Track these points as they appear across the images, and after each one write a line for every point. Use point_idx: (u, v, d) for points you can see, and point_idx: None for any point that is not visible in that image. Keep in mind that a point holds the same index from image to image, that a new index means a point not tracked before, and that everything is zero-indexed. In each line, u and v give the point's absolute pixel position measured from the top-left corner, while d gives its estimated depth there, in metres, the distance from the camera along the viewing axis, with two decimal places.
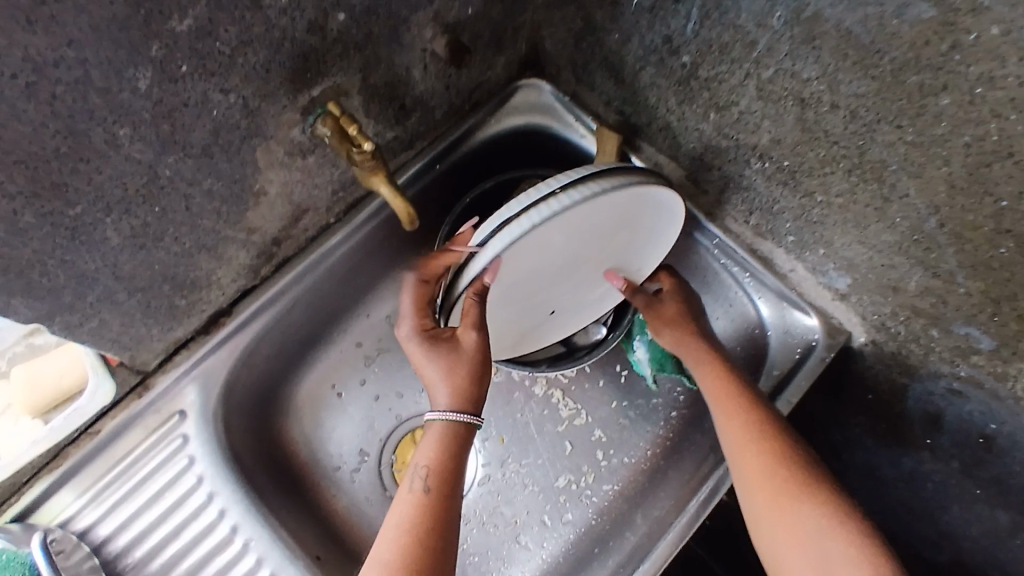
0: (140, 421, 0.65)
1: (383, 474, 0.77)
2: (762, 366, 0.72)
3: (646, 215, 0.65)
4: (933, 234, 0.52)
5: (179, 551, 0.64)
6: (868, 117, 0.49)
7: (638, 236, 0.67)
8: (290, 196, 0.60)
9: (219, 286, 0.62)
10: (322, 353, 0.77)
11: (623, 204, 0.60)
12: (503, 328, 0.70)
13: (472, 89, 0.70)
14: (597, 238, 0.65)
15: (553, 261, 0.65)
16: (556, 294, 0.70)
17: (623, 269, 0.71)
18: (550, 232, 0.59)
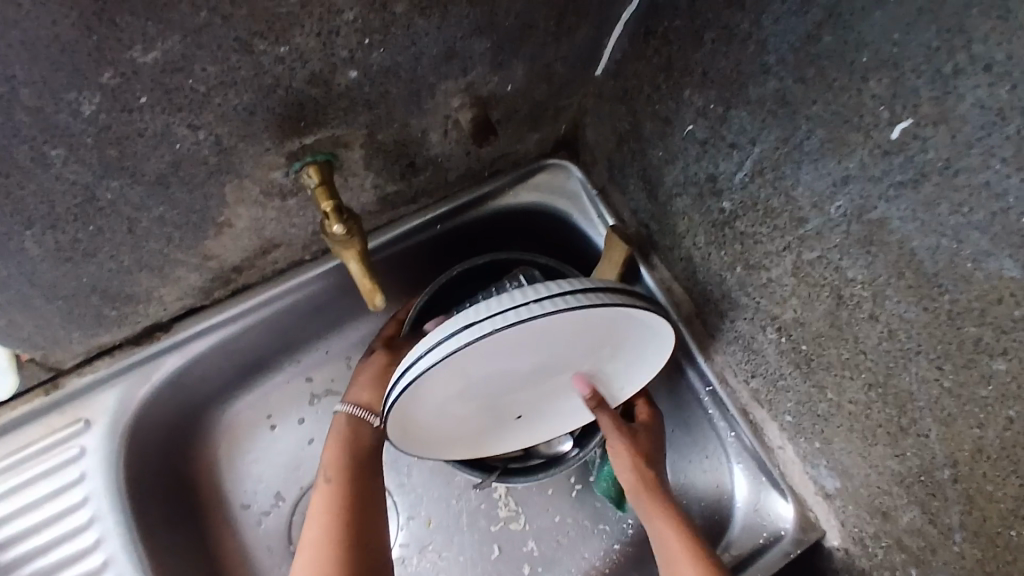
0: (43, 417, 0.60)
1: (293, 526, 0.69)
2: (721, 537, 0.66)
3: (633, 338, 0.57)
4: (944, 484, 0.45)
5: (43, 569, 0.57)
6: (907, 343, 0.42)
7: (622, 359, 0.60)
8: (261, 231, 0.54)
9: (160, 302, 0.56)
10: (263, 381, 0.71)
11: (602, 323, 0.53)
12: (453, 430, 0.61)
13: (497, 157, 0.64)
14: (572, 355, 0.57)
15: (518, 370, 0.56)
16: (520, 403, 0.62)
17: (602, 390, 0.63)
18: (515, 338, 0.51)
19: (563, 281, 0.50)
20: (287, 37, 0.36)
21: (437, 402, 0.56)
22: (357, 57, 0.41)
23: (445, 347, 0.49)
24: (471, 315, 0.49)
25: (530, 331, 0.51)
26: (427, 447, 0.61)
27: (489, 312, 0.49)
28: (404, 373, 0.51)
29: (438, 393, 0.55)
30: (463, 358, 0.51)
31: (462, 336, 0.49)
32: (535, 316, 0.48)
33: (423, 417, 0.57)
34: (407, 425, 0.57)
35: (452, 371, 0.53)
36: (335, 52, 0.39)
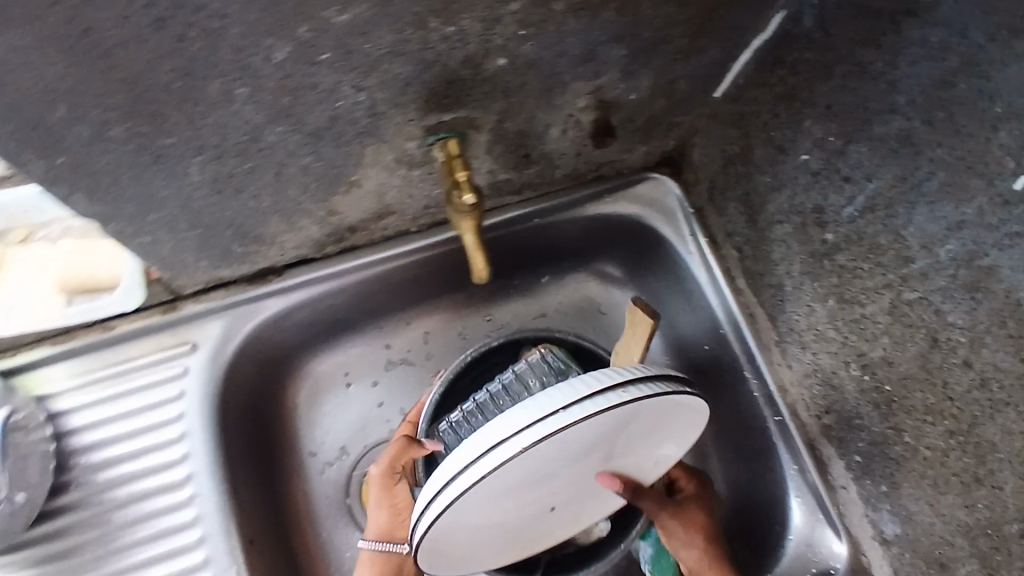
0: (155, 334, 0.65)
1: (353, 480, 0.73)
2: (769, 567, 0.66)
3: (673, 425, 0.55)
4: (1011, 540, 0.45)
5: (134, 472, 0.63)
6: (999, 394, 0.44)
7: (660, 449, 0.58)
8: (382, 195, 0.58)
9: (280, 246, 0.61)
10: (346, 341, 0.75)
11: (637, 419, 0.51)
12: (492, 550, 0.58)
13: (603, 163, 0.67)
14: (608, 454, 0.55)
15: (555, 478, 0.54)
16: (561, 511, 0.59)
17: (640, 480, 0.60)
18: (547, 448, 0.49)
19: (595, 376, 0.48)
20: (456, 19, 0.40)
21: (470, 527, 0.53)
22: (509, 47, 0.44)
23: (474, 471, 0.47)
24: (501, 431, 0.47)
25: (562, 436, 0.48)
26: (461, 573, 0.58)
27: (527, 421, 0.47)
28: (431, 504, 0.49)
29: (470, 517, 0.52)
30: (500, 476, 0.49)
31: (501, 448, 0.47)
32: (567, 421, 0.46)
33: (456, 543, 0.54)
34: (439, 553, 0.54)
35: (485, 492, 0.50)
36: (492, 38, 0.42)
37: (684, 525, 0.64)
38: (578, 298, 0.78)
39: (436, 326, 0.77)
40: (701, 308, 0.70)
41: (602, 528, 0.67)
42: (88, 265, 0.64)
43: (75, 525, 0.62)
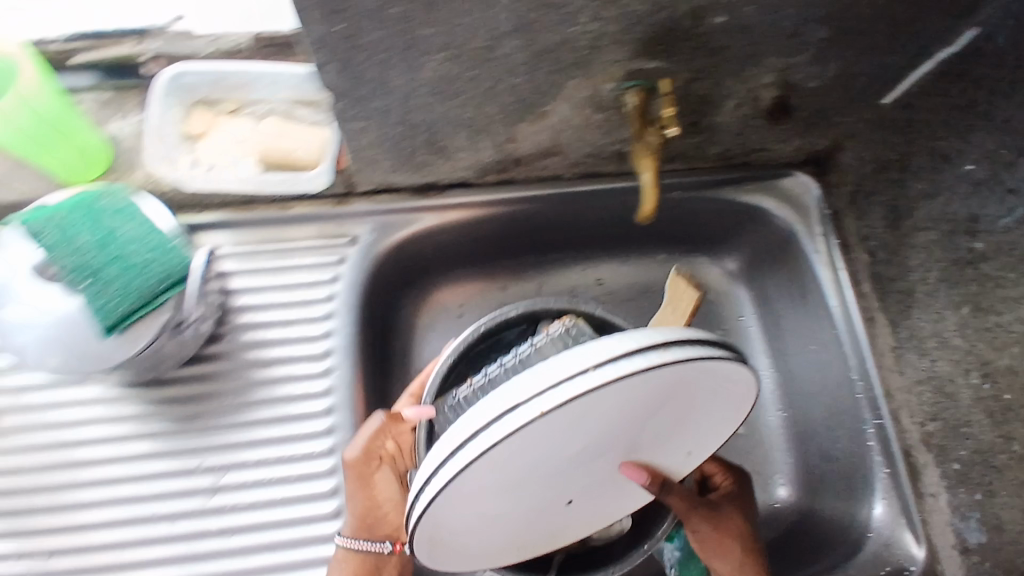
0: (319, 222, 0.72)
1: None
2: (836, 551, 0.68)
3: (712, 393, 0.48)
4: None
5: (278, 339, 0.69)
6: None
7: (693, 426, 0.52)
8: (558, 134, 0.63)
9: (453, 164, 0.67)
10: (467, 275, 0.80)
11: (674, 385, 0.44)
12: (503, 540, 0.53)
13: (752, 150, 0.71)
14: (636, 434, 0.50)
15: (572, 461, 0.48)
16: (580, 499, 0.54)
17: (667, 464, 0.54)
18: (560, 418, 0.42)
19: (622, 337, 0.42)
20: None
21: (473, 515, 0.49)
22: (734, 7, 0.49)
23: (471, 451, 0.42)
24: (511, 397, 0.41)
25: (580, 404, 0.41)
26: (460, 560, 0.53)
27: (539, 387, 0.41)
28: (425, 486, 0.43)
29: (471, 504, 0.47)
30: (509, 451, 0.43)
31: (508, 419, 0.41)
32: (587, 388, 0.40)
33: (460, 535, 0.50)
34: (441, 544, 0.49)
35: (488, 474, 0.44)
36: None
37: (719, 535, 0.62)
38: (692, 278, 0.84)
39: (555, 279, 0.82)
40: (818, 305, 0.74)
41: (622, 526, 0.66)
42: (287, 144, 0.65)
43: (223, 373, 0.69)
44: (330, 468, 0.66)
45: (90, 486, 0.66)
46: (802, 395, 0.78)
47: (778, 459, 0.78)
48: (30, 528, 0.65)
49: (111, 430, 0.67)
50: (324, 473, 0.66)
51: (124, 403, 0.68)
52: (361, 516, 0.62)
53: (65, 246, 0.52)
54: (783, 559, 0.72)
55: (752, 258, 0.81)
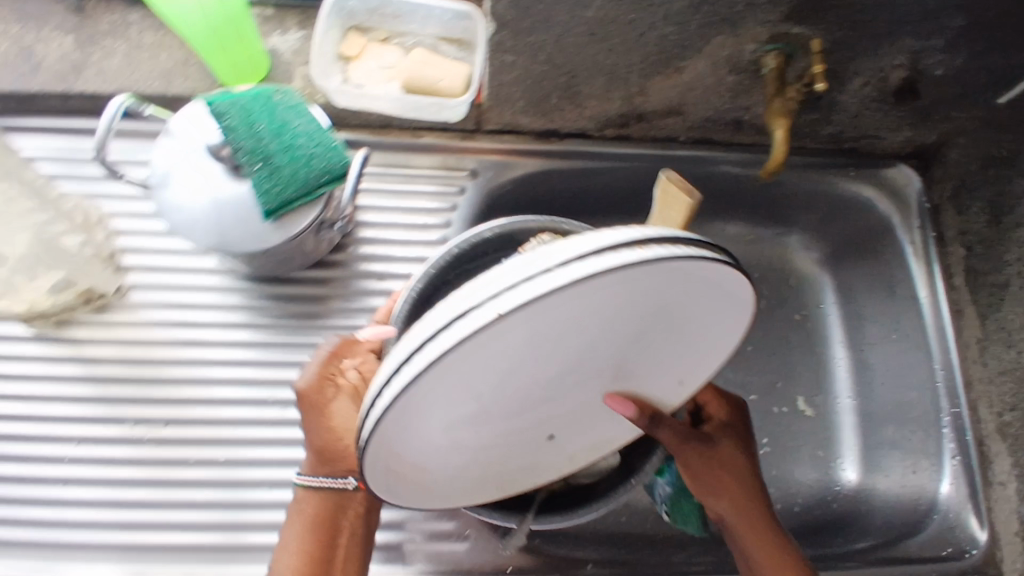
0: (444, 153, 0.76)
1: None
2: (909, 535, 0.74)
3: (706, 314, 0.45)
4: None
5: (398, 256, 0.75)
6: None
7: (688, 352, 0.50)
8: (686, 93, 0.67)
9: (579, 113, 0.71)
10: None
11: (657, 291, 0.41)
12: (476, 468, 0.51)
13: (860, 137, 0.76)
14: (619, 350, 0.47)
15: (545, 378, 0.46)
16: (562, 423, 0.52)
17: (658, 395, 0.53)
18: (526, 324, 0.38)
19: (593, 234, 0.37)
20: None
21: (438, 440, 0.46)
22: None
23: (420, 377, 0.38)
24: (466, 301, 0.37)
25: (546, 309, 0.37)
26: (428, 491, 0.51)
27: (494, 291, 0.36)
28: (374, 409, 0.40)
29: (432, 428, 0.44)
30: (466, 360, 0.39)
31: (458, 326, 0.36)
32: (550, 288, 0.35)
33: (426, 463, 0.48)
34: (404, 474, 0.47)
35: (451, 391, 0.41)
36: None
37: (714, 468, 0.61)
38: (778, 258, 0.90)
39: None
40: (905, 294, 0.80)
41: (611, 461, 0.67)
42: (430, 76, 0.68)
43: (339, 279, 0.74)
44: None
45: (204, 367, 0.71)
46: (874, 374, 0.83)
47: (845, 435, 0.84)
48: (144, 398, 0.70)
49: (224, 317, 0.72)
50: None
51: (240, 296, 0.73)
52: (320, 451, 0.59)
53: (244, 129, 0.57)
54: (845, 526, 0.78)
55: (837, 246, 0.86)
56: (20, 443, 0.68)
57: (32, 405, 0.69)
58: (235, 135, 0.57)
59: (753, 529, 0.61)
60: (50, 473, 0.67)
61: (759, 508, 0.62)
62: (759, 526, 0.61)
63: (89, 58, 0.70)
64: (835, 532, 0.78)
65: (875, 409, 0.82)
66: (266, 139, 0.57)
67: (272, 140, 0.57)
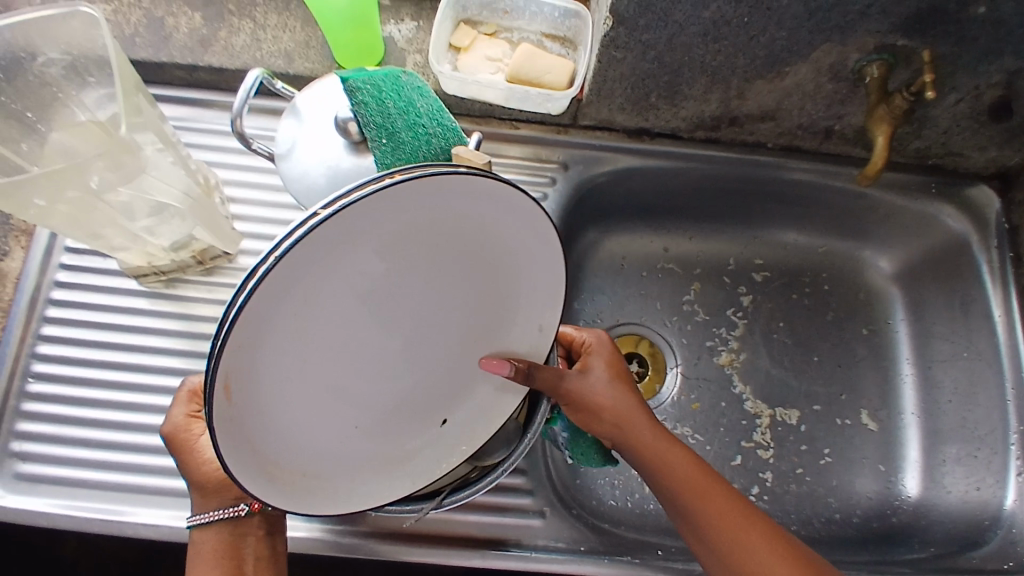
0: (540, 145, 0.79)
1: None
2: (970, 548, 0.74)
3: (517, 238, 0.48)
4: None
5: None
6: None
7: (522, 285, 0.52)
8: (784, 97, 0.70)
9: (675, 113, 0.74)
10: (637, 230, 0.91)
11: (443, 220, 0.43)
12: (367, 452, 0.52)
13: (946, 153, 0.78)
14: (454, 299, 0.49)
15: (381, 338, 0.47)
16: (427, 391, 0.53)
17: (512, 340, 0.55)
18: (320, 278, 0.39)
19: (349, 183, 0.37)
20: None
21: (305, 435, 0.46)
22: None
23: (234, 367, 0.38)
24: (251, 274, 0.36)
25: (330, 254, 0.39)
26: (339, 494, 0.50)
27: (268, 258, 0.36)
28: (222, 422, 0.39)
29: (288, 421, 0.45)
30: (272, 330, 0.39)
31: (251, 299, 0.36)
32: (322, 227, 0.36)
33: (310, 459, 0.47)
34: (297, 485, 0.47)
35: (289, 368, 0.42)
36: None
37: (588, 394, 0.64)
38: (850, 270, 0.91)
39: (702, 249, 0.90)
40: (977, 312, 0.81)
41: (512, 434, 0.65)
42: (535, 68, 0.70)
43: None
44: None
45: None
46: (940, 391, 0.84)
47: (908, 449, 0.84)
48: None
49: None
50: None
51: None
52: (204, 487, 0.61)
53: (375, 106, 0.59)
54: (904, 538, 0.79)
55: (910, 262, 0.88)
56: (119, 392, 0.71)
57: (136, 356, 0.72)
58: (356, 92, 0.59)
59: (647, 446, 0.62)
60: (152, 422, 0.70)
61: (635, 414, 0.64)
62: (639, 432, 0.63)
63: (217, 35, 0.75)
64: (892, 543, 0.78)
65: (940, 424, 0.83)
66: (384, 99, 0.59)
67: (390, 101, 0.59)
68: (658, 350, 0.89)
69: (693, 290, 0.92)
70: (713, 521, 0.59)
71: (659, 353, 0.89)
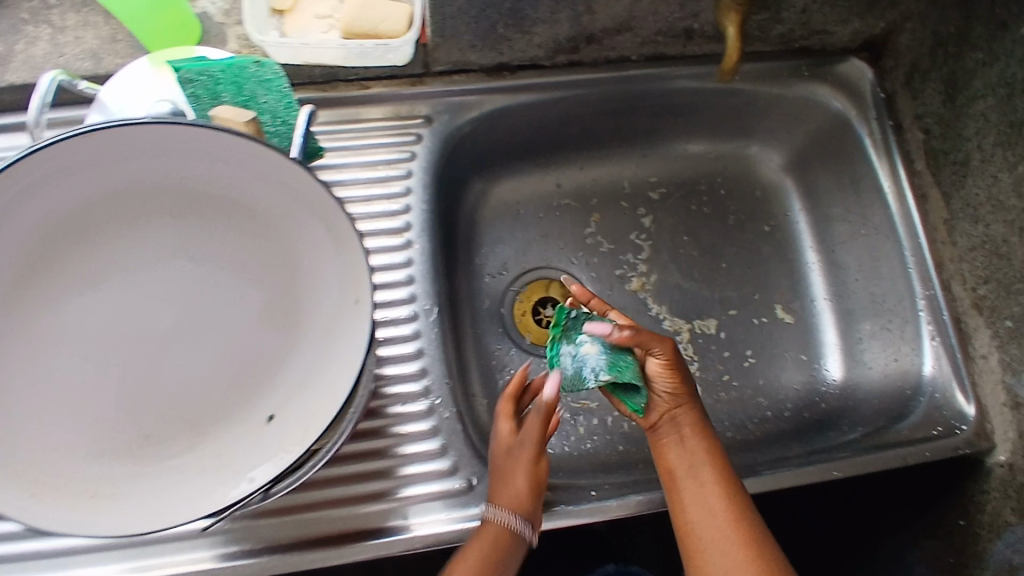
0: (394, 102, 0.74)
1: (506, 298, 0.86)
2: (899, 421, 0.73)
3: (250, 188, 0.47)
4: None
5: (360, 211, 0.71)
6: None
7: (300, 244, 0.49)
8: (636, 3, 0.66)
9: (530, 40, 0.69)
10: (525, 171, 0.88)
11: (151, 189, 0.47)
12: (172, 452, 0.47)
13: (812, 33, 0.75)
14: (232, 270, 0.50)
15: (154, 310, 0.49)
16: (235, 375, 0.50)
17: (321, 308, 0.49)
18: (34, 250, 0.46)
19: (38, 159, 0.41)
20: None
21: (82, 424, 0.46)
22: None
23: None
24: None
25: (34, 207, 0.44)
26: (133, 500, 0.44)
27: None
28: None
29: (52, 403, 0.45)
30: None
31: None
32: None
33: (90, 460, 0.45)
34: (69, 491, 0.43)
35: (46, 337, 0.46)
36: None
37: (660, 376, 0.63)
38: (741, 171, 0.90)
39: (584, 178, 0.90)
40: (869, 189, 0.80)
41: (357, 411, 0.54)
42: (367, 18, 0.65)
43: None
44: (411, 313, 0.69)
45: None
46: (846, 276, 0.84)
47: (826, 335, 0.84)
48: None
49: None
50: (407, 337, 0.68)
51: None
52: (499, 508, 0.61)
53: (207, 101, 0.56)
54: (835, 421, 0.79)
55: (799, 150, 0.87)
56: None
57: None
58: (189, 87, 0.56)
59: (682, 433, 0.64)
60: None
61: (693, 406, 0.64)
62: (689, 417, 0.64)
63: (13, 50, 0.66)
64: (825, 429, 0.79)
65: (849, 305, 0.83)
66: (219, 92, 0.56)
67: (226, 95, 0.56)
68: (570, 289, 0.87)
69: (593, 221, 0.89)
70: (700, 502, 0.61)
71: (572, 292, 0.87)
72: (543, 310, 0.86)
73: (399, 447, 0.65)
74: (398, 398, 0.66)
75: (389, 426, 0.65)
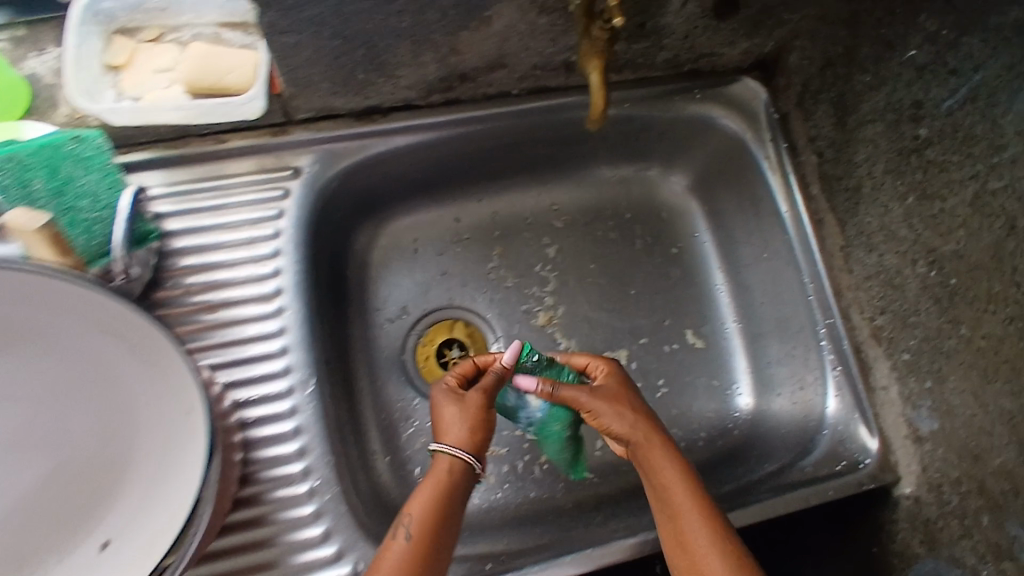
0: (259, 154, 0.68)
1: (409, 340, 0.81)
2: (803, 456, 0.71)
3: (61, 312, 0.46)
4: (993, 418, 0.59)
5: (225, 278, 0.65)
6: (996, 290, 0.57)
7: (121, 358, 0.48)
8: (503, 42, 0.61)
9: (396, 82, 0.64)
10: (419, 209, 0.83)
11: None
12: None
13: (700, 56, 0.71)
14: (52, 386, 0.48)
15: None
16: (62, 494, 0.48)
17: (155, 426, 0.48)
18: None
19: None
20: None
21: None
22: None
23: None
24: None
25: None
26: None
27: None
28: None
29: None
30: None
31: None
32: None
33: None
34: None
35: None
36: None
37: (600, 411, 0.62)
38: (645, 197, 0.87)
39: (484, 209, 0.85)
40: (768, 213, 0.77)
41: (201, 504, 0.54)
42: (212, 72, 0.61)
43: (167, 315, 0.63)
44: (286, 387, 0.64)
45: None
46: (754, 303, 0.81)
47: (738, 361, 0.82)
48: None
49: None
50: (284, 414, 0.63)
51: None
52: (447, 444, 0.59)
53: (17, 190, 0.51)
54: (744, 454, 0.77)
55: (701, 171, 0.84)
56: None
57: None
58: None
59: (645, 458, 0.59)
60: None
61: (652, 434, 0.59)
62: (652, 447, 0.59)
63: None
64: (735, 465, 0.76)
65: (759, 329, 0.81)
66: (29, 179, 0.51)
67: (38, 180, 0.51)
68: (476, 328, 0.82)
69: (496, 255, 0.85)
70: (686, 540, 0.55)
71: (477, 332, 0.82)
72: (448, 353, 0.81)
73: (281, 536, 0.60)
74: (278, 482, 0.62)
75: (269, 513, 0.61)
